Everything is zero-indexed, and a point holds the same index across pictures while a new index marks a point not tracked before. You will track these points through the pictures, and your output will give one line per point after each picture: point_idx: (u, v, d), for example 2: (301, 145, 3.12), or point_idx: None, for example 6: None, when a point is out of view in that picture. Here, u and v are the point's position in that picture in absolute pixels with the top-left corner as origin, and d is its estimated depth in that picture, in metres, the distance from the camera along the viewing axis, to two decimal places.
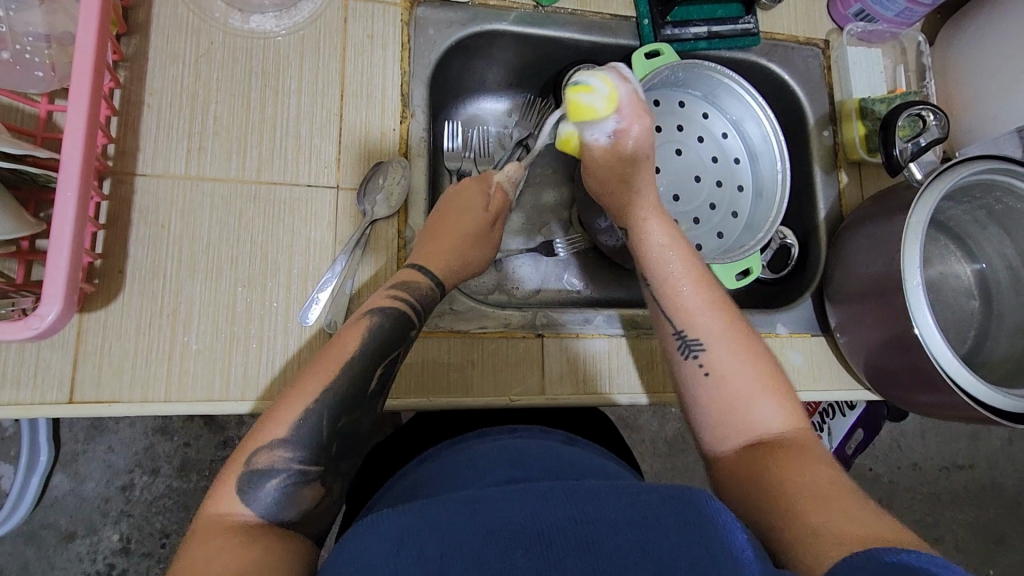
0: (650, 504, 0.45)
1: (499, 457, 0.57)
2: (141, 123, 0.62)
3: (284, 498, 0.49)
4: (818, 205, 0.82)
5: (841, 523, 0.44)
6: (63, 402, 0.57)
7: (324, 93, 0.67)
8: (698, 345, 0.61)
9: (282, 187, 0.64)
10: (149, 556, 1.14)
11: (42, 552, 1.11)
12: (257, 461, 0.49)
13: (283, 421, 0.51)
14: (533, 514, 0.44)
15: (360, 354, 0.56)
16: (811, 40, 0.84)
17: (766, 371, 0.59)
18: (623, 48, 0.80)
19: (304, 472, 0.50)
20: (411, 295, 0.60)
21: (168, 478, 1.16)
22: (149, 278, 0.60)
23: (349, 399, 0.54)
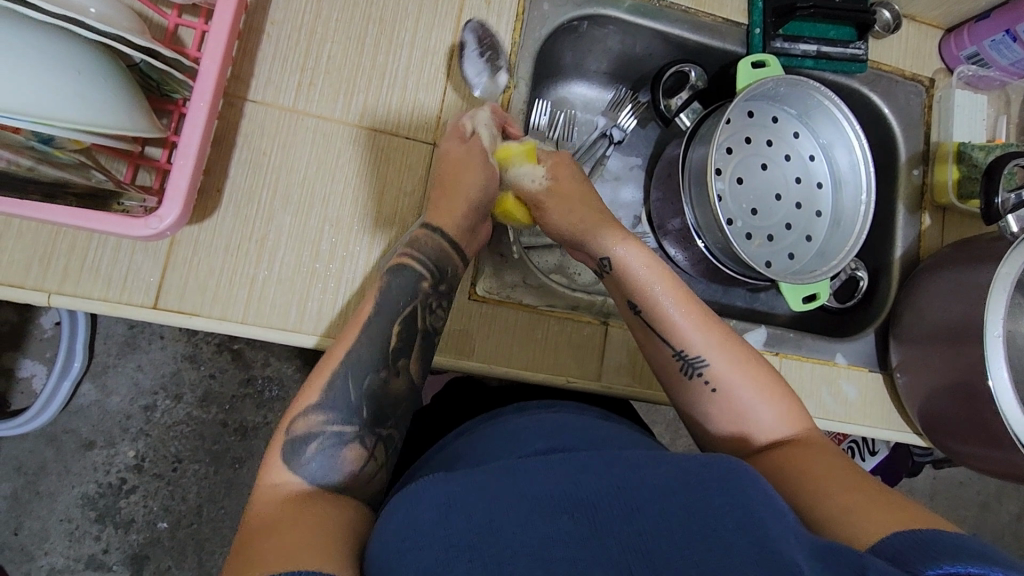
0: (694, 471, 0.43)
1: (538, 427, 0.56)
2: (259, 50, 0.63)
3: (327, 460, 0.52)
4: (896, 243, 0.81)
5: (863, 507, 0.46)
6: (147, 306, 0.58)
7: (434, 51, 0.68)
8: (701, 361, 0.58)
9: (382, 136, 0.65)
10: (159, 478, 1.17)
11: (60, 455, 1.14)
12: (296, 429, 0.52)
13: (314, 388, 0.54)
14: (576, 482, 0.43)
15: (372, 318, 0.57)
16: (917, 77, 0.83)
17: (759, 377, 0.58)
18: (729, 54, 0.80)
19: (340, 434, 0.53)
20: (420, 254, 0.60)
21: (189, 406, 1.18)
22: (245, 201, 0.61)
23: (370, 361, 0.55)
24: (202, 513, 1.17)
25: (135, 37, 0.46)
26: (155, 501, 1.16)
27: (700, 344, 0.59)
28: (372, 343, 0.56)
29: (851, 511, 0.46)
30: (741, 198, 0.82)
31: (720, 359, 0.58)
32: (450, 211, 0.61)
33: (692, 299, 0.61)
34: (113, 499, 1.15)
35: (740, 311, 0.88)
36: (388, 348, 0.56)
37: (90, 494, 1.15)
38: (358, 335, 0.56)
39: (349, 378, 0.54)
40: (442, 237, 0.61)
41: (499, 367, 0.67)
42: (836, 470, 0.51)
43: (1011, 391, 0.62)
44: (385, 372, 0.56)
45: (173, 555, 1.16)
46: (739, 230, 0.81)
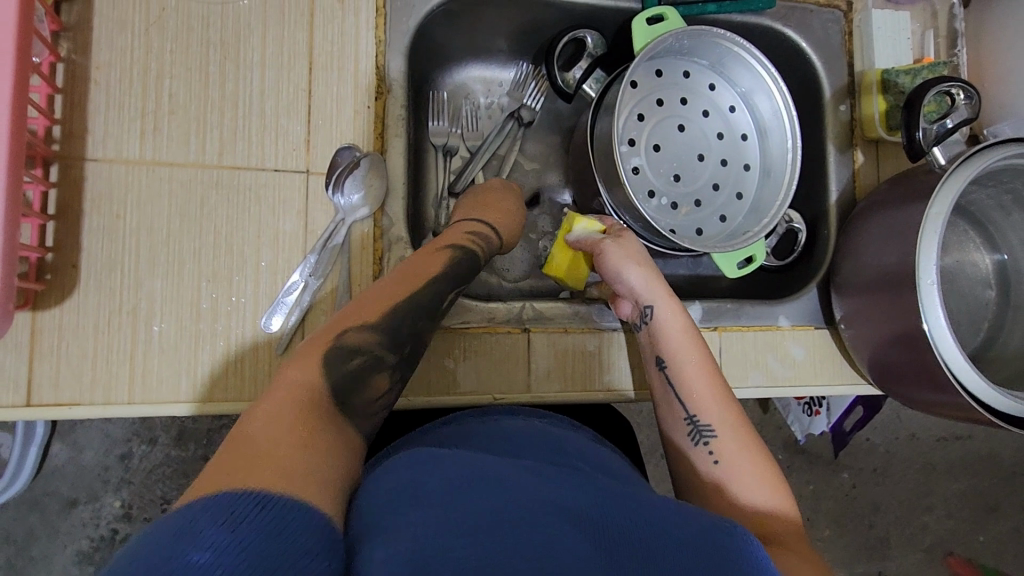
0: (701, 531, 0.40)
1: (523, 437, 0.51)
2: (89, 102, 0.57)
3: (353, 381, 0.48)
4: (829, 187, 0.76)
5: None
6: (21, 405, 0.54)
7: (290, 65, 0.61)
8: (711, 431, 0.56)
9: (248, 171, 0.59)
10: (152, 521, 1.15)
11: (46, 518, 1.12)
12: (345, 340, 0.50)
13: (369, 313, 0.52)
14: (567, 494, 0.40)
15: (436, 278, 0.57)
16: (832, 2, 0.76)
17: (768, 469, 0.54)
18: (623, 12, 0.73)
19: (377, 360, 0.51)
20: (483, 238, 0.64)
21: (166, 447, 1.16)
22: (106, 273, 0.56)
23: (425, 310, 0.56)
24: None
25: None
26: None
27: (715, 413, 0.57)
28: (437, 297, 0.57)
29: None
30: (661, 165, 0.77)
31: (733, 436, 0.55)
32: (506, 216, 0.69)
33: (715, 368, 0.59)
34: (109, 551, 1.13)
35: (684, 280, 0.84)
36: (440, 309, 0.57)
37: (84, 550, 1.13)
38: (420, 288, 0.56)
39: (404, 321, 0.54)
40: (501, 234, 0.67)
41: (424, 398, 0.63)
42: None
43: (950, 334, 0.60)
44: (428, 324, 0.56)
45: None
46: (663, 201, 0.76)
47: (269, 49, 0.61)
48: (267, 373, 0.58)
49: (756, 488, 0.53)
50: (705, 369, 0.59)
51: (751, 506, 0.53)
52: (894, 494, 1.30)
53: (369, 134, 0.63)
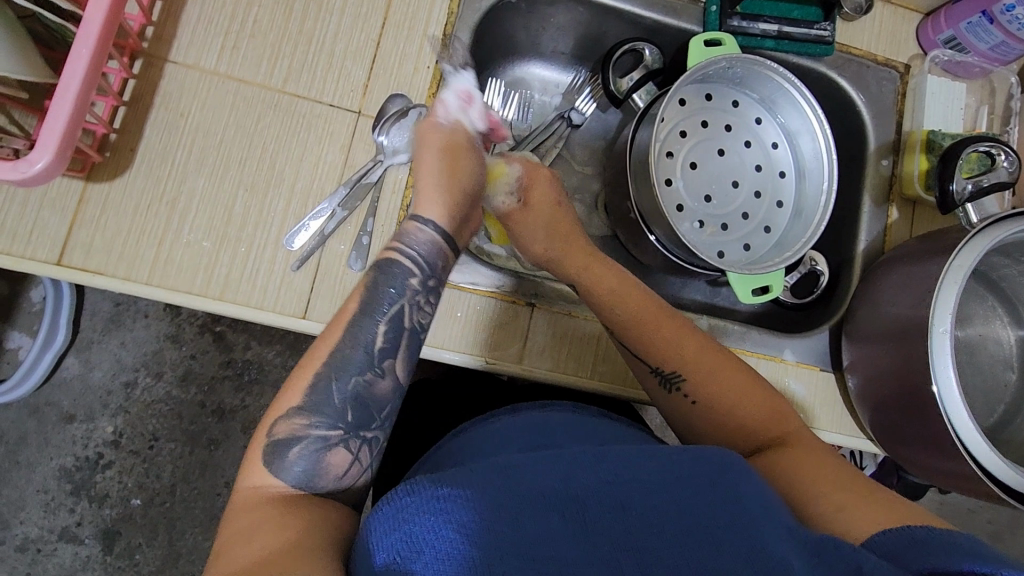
0: (683, 467, 0.45)
1: (525, 423, 0.58)
2: (183, 12, 0.63)
3: (311, 464, 0.48)
4: (858, 236, 0.76)
5: (859, 513, 0.47)
6: (51, 263, 0.57)
7: (366, 18, 0.66)
8: (678, 377, 0.59)
9: (305, 101, 0.64)
10: (137, 455, 1.17)
11: (41, 427, 1.16)
12: (275, 432, 0.48)
13: (297, 391, 0.49)
14: (567, 476, 0.43)
15: (359, 318, 0.51)
16: (890, 61, 0.78)
17: (730, 375, 0.59)
18: (684, 33, 0.76)
19: (324, 438, 0.48)
20: (412, 245, 0.54)
21: (168, 384, 1.19)
22: (157, 162, 0.60)
23: (356, 362, 0.50)
24: (175, 492, 1.18)
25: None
26: (130, 477, 1.17)
27: (674, 357, 0.60)
28: (360, 346, 0.50)
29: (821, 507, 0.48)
30: (695, 184, 0.78)
31: (698, 370, 0.59)
32: (448, 194, 0.57)
33: (659, 309, 0.62)
34: (90, 473, 1.16)
35: (698, 305, 0.84)
36: (373, 349, 0.51)
37: (67, 467, 1.16)
38: (343, 339, 0.51)
39: (332, 381, 0.49)
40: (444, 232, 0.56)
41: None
42: (819, 474, 0.51)
43: (956, 390, 0.58)
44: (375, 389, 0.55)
45: (144, 532, 1.16)
46: (690, 218, 0.78)
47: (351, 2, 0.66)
48: (278, 288, 0.61)
49: (739, 396, 0.58)
50: (649, 320, 0.61)
51: (747, 414, 0.57)
52: None
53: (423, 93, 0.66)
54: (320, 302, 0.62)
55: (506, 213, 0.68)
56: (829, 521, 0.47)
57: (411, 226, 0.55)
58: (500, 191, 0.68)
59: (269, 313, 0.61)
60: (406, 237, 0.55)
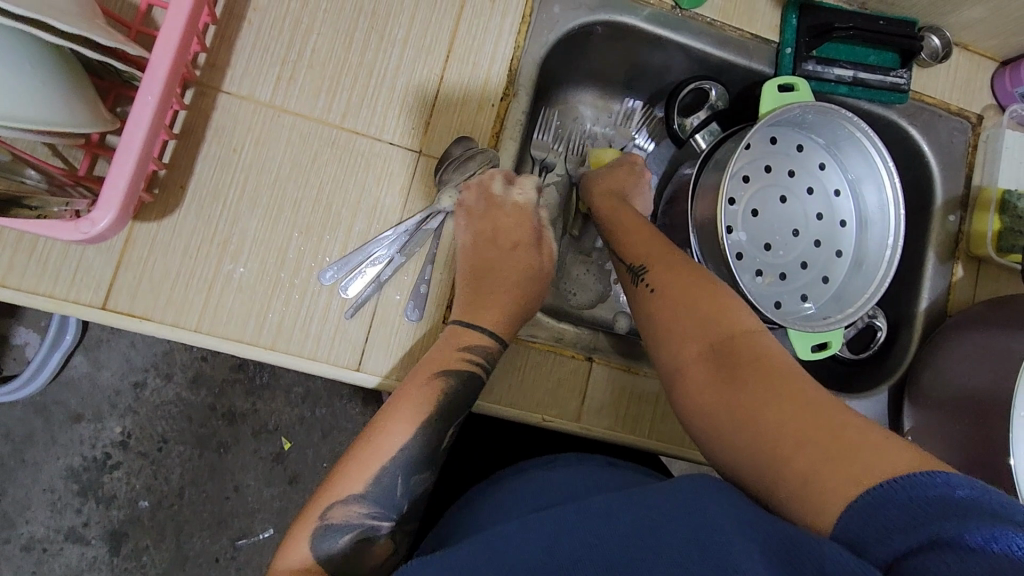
0: (652, 507, 0.42)
1: (547, 482, 0.55)
2: (238, 38, 0.59)
3: (354, 550, 0.49)
4: (921, 295, 0.74)
5: (810, 448, 0.43)
6: (95, 306, 0.54)
7: (429, 49, 0.62)
8: (645, 269, 0.60)
9: (364, 139, 0.60)
10: (145, 456, 1.14)
11: (48, 426, 1.13)
12: (331, 517, 0.50)
13: (359, 479, 0.51)
14: (552, 547, 0.41)
15: (431, 417, 0.54)
16: (963, 112, 0.75)
17: (712, 300, 0.55)
18: (755, 74, 0.73)
19: (376, 527, 0.51)
20: (479, 352, 0.57)
21: (178, 386, 1.16)
22: (209, 200, 0.57)
23: (424, 457, 0.53)
24: (184, 496, 1.15)
25: (64, 22, 0.39)
26: (138, 479, 1.14)
27: (663, 265, 0.59)
28: (426, 439, 0.54)
29: (778, 452, 0.45)
30: (754, 231, 0.76)
31: (674, 273, 0.58)
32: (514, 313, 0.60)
33: (648, 226, 0.64)
34: (97, 474, 1.13)
35: None
36: (435, 451, 0.54)
37: (74, 467, 1.13)
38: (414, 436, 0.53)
39: (397, 476, 0.52)
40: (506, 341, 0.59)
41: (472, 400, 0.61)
42: (787, 393, 0.47)
43: None
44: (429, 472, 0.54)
45: (150, 536, 1.13)
46: (748, 266, 0.75)
47: (414, 31, 0.62)
48: (332, 336, 0.58)
49: (700, 302, 0.55)
50: (635, 235, 0.63)
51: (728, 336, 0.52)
52: None
53: (486, 133, 0.63)
54: (375, 352, 0.59)
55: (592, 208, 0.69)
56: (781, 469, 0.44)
57: (469, 337, 0.57)
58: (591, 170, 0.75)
59: (322, 364, 0.58)
60: (470, 347, 0.57)
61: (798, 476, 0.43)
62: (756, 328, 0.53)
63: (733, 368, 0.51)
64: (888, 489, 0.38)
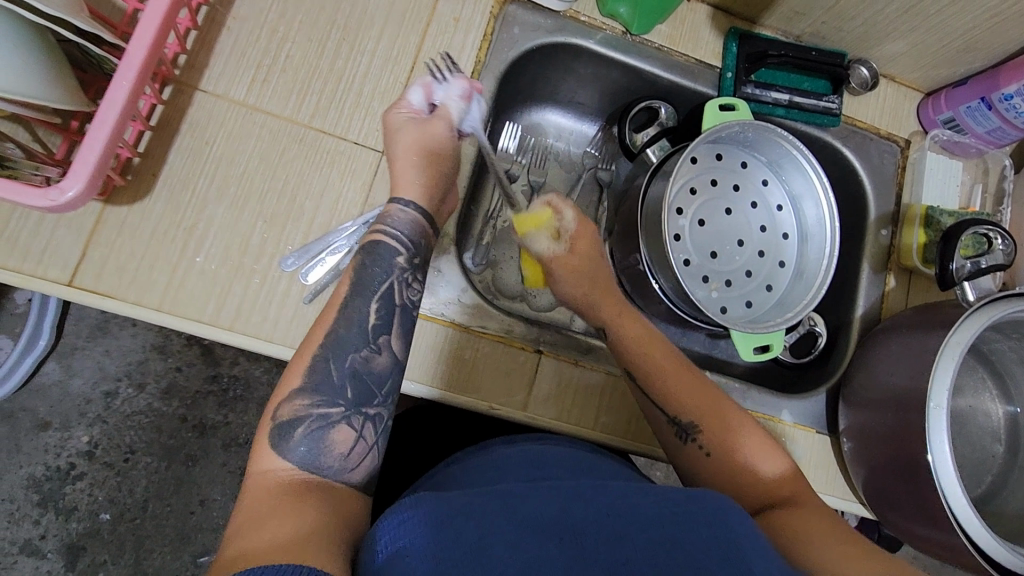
0: (678, 506, 0.46)
1: (518, 457, 0.58)
2: (217, 44, 0.64)
3: (313, 442, 0.51)
4: (856, 302, 0.78)
5: (859, 561, 0.47)
6: (62, 283, 0.57)
7: (396, 61, 0.68)
8: (694, 426, 0.61)
9: (331, 138, 0.65)
10: (110, 466, 1.13)
11: (13, 434, 1.12)
12: (280, 415, 0.52)
13: (297, 371, 0.53)
14: (566, 508, 0.46)
15: (351, 301, 0.56)
16: (892, 136, 0.82)
17: (743, 438, 0.61)
18: (700, 95, 0.79)
19: (325, 415, 0.52)
20: (391, 224, 0.59)
21: (151, 397, 1.16)
22: (179, 187, 0.61)
23: (352, 341, 0.55)
24: (147, 508, 1.14)
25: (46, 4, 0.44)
26: (102, 490, 1.13)
27: (699, 407, 0.62)
28: (355, 323, 0.55)
29: (814, 549, 0.50)
30: (701, 239, 0.80)
31: (731, 419, 0.62)
32: (427, 182, 0.62)
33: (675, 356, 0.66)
34: (59, 484, 1.12)
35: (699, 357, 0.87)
36: (367, 327, 0.55)
37: (36, 476, 1.12)
38: (336, 318, 0.56)
39: (330, 361, 0.54)
40: (418, 209, 0.61)
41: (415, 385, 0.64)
42: (827, 529, 0.52)
43: (953, 467, 0.59)
44: (366, 352, 0.55)
45: (110, 549, 1.12)
46: (695, 272, 0.79)
47: (383, 45, 0.68)
48: (290, 321, 0.61)
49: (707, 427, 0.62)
50: (667, 372, 0.64)
51: (759, 474, 0.59)
52: None
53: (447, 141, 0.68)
54: None
55: (550, 259, 0.71)
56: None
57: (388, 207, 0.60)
58: (545, 236, 0.71)
59: (279, 346, 0.60)
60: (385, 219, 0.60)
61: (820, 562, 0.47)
62: (796, 479, 0.59)
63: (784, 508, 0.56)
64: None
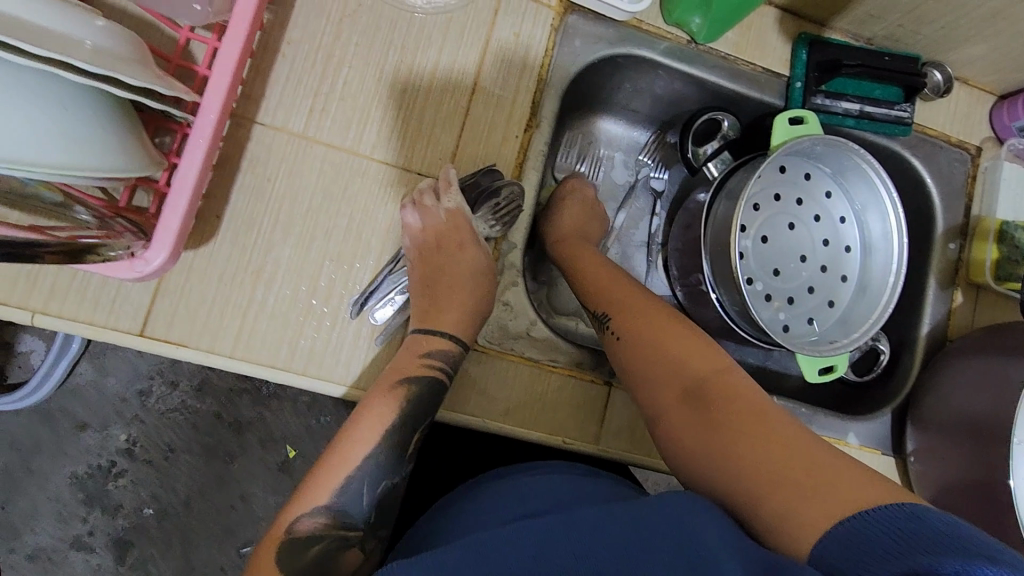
0: (644, 519, 0.43)
1: (537, 486, 0.55)
2: (273, 72, 0.60)
3: (331, 558, 0.49)
4: (922, 319, 0.77)
5: (801, 495, 0.44)
6: (134, 333, 0.56)
7: (456, 82, 0.65)
8: (608, 317, 0.63)
9: (393, 171, 0.62)
10: (150, 465, 1.07)
11: (53, 437, 1.05)
12: (298, 530, 0.50)
13: (324, 490, 0.52)
14: (546, 540, 0.43)
15: (397, 426, 0.56)
16: (963, 144, 0.79)
17: (671, 331, 0.59)
18: (766, 105, 0.75)
19: (345, 536, 0.51)
20: (441, 359, 0.58)
21: (184, 394, 1.08)
22: (244, 228, 0.59)
23: (394, 460, 0.55)
24: (189, 506, 1.07)
25: (125, 73, 0.39)
26: (144, 488, 1.06)
27: (618, 302, 0.63)
28: (398, 440, 0.56)
29: (739, 466, 0.48)
30: (763, 257, 0.78)
31: (653, 319, 0.60)
32: (457, 307, 0.60)
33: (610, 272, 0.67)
34: (102, 483, 1.06)
35: (750, 368, 0.84)
36: (407, 444, 0.56)
37: (80, 475, 1.05)
38: (380, 441, 0.55)
39: (363, 485, 0.53)
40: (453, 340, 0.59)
41: (455, 415, 0.63)
42: (755, 438, 0.49)
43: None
44: (396, 478, 0.55)
45: (156, 547, 1.06)
46: (759, 291, 0.77)
47: (442, 65, 0.64)
48: (362, 363, 0.60)
49: (677, 348, 0.58)
50: (601, 280, 0.66)
51: (676, 360, 0.57)
52: None
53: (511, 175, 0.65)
54: None
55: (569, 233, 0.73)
56: (773, 527, 0.45)
57: (423, 343, 0.58)
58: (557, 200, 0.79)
59: (353, 389, 0.60)
60: (431, 352, 0.58)
61: (767, 529, 0.45)
62: (721, 365, 0.56)
63: (703, 404, 0.53)
64: (874, 518, 0.41)
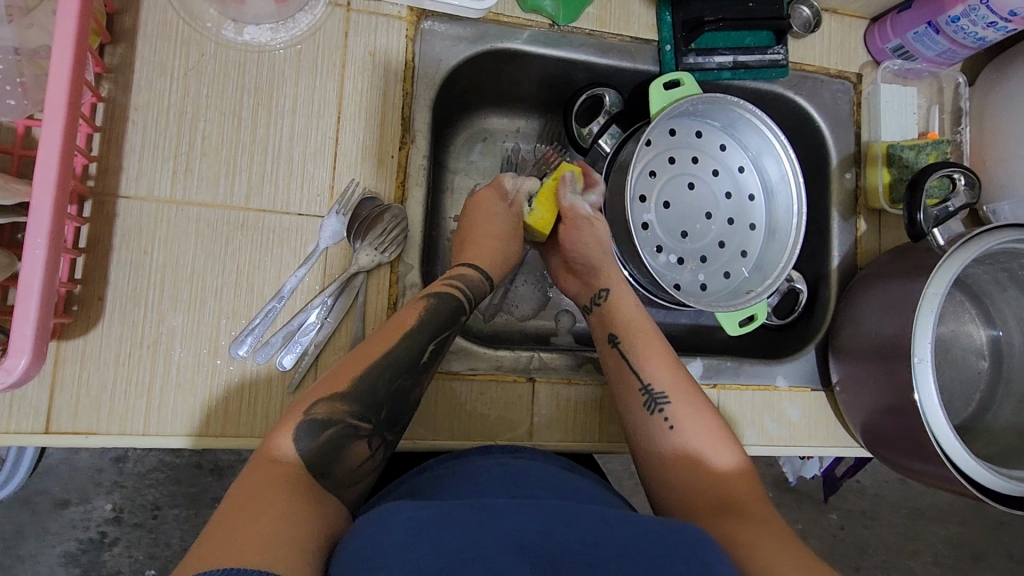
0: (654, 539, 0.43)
1: (499, 471, 0.55)
2: (125, 142, 0.59)
3: (335, 448, 0.50)
4: (831, 251, 0.79)
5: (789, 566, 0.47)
6: (39, 432, 0.55)
7: (319, 113, 0.64)
8: (665, 399, 0.64)
9: (272, 216, 0.62)
10: (140, 526, 1.05)
11: (35, 518, 1.03)
12: (315, 413, 0.51)
13: (344, 375, 0.53)
14: (543, 528, 0.42)
15: (414, 332, 0.58)
16: (843, 73, 0.79)
17: (715, 432, 0.62)
18: (642, 74, 0.75)
19: (357, 427, 0.52)
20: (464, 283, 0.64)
21: (161, 452, 1.07)
22: (130, 304, 0.58)
23: (404, 365, 0.56)
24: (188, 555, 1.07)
25: None
26: (139, 550, 1.04)
27: (672, 386, 0.64)
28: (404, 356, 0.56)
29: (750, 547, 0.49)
30: (669, 222, 0.79)
31: (699, 412, 0.63)
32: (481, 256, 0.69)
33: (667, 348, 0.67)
34: (96, 554, 1.03)
35: (684, 330, 0.86)
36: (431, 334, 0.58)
37: (72, 551, 1.03)
38: (395, 344, 0.56)
39: (380, 376, 0.54)
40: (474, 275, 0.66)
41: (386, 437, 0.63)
42: (769, 532, 0.51)
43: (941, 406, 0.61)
44: (408, 380, 0.56)
45: None
46: (670, 257, 0.79)
47: (302, 98, 0.63)
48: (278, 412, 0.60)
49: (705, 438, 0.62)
50: (656, 350, 0.67)
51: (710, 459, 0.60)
52: (880, 537, 1.24)
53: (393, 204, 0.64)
54: None
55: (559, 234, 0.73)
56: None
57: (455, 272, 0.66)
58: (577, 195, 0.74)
59: None
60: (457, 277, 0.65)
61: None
62: (740, 469, 0.60)
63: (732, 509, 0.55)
64: None
